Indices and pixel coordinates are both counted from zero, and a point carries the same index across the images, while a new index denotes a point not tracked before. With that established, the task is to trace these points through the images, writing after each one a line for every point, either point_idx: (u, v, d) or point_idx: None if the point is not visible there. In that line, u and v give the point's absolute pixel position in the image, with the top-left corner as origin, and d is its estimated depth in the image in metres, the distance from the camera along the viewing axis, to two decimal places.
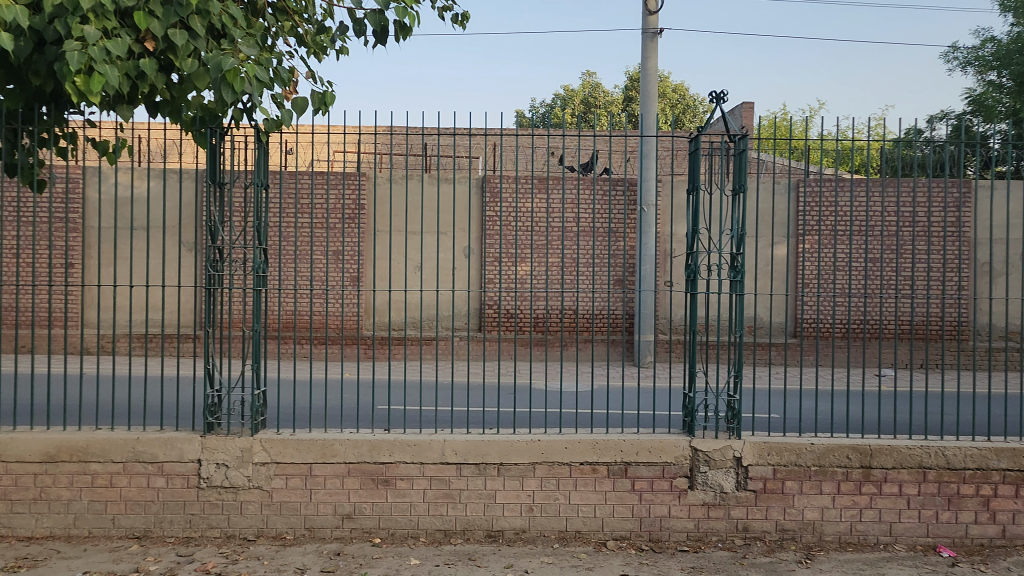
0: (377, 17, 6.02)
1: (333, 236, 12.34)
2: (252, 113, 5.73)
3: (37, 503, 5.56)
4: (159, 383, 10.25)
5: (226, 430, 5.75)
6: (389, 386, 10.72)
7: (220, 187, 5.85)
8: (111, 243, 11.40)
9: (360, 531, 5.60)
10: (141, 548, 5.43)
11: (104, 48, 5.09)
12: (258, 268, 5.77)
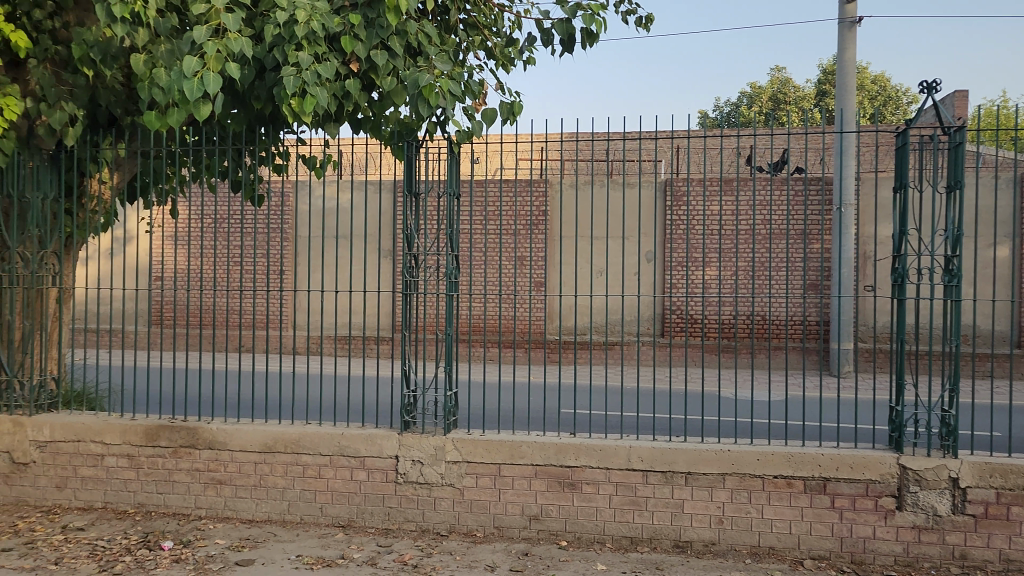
0: (565, 26, 6.13)
1: (519, 241, 12.64)
2: (445, 125, 6.00)
3: (256, 489, 6.11)
4: (361, 382, 10.95)
5: (421, 429, 6.03)
6: (575, 390, 10.82)
7: (416, 196, 6.02)
8: (319, 252, 12.34)
9: (548, 533, 5.67)
10: (345, 536, 5.81)
11: (316, 71, 5.54)
12: (451, 273, 6.03)
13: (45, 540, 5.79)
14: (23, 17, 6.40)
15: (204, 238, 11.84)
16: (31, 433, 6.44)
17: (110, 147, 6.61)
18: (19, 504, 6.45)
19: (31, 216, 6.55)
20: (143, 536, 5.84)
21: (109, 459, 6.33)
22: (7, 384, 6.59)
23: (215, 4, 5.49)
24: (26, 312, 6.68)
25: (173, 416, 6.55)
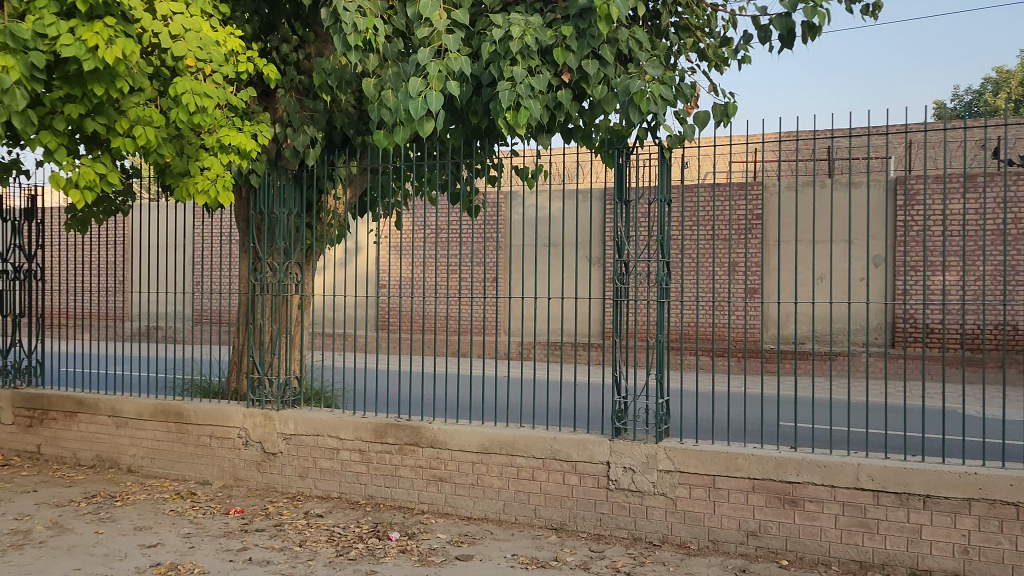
0: (784, 21, 5.88)
1: (734, 248, 12.28)
2: (656, 131, 5.94)
3: (474, 488, 6.36)
4: (574, 389, 11.11)
5: (633, 436, 6.00)
6: (795, 403, 10.33)
7: (626, 203, 5.94)
8: (533, 259, 12.68)
9: (766, 550, 5.41)
10: (558, 538, 5.90)
11: (530, 85, 5.70)
12: (662, 279, 5.94)
13: (290, 524, 6.38)
14: (273, 52, 7.17)
15: (425, 247, 12.55)
16: (278, 426, 7.12)
17: (343, 165, 7.19)
18: (268, 490, 7.14)
19: (279, 230, 7.27)
20: (373, 526, 6.28)
21: (344, 453, 6.87)
22: (259, 381, 7.36)
23: (437, 27, 5.81)
24: (274, 316, 7.42)
25: (400, 415, 6.99)
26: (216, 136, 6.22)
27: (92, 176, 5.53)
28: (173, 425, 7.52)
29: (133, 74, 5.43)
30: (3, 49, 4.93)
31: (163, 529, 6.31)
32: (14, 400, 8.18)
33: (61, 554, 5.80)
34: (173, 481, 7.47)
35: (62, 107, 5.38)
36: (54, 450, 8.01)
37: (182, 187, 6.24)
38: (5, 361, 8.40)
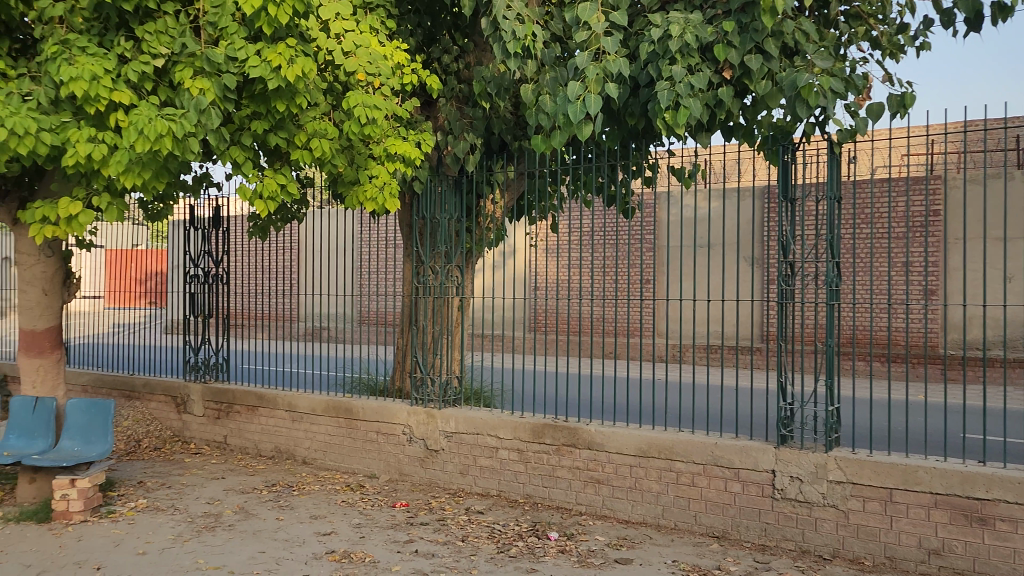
0: (970, 3, 5.47)
1: (911, 247, 11.52)
2: (824, 125, 5.68)
3: (632, 492, 6.32)
4: (735, 394, 10.82)
5: (800, 444, 5.76)
6: (980, 414, 9.57)
7: (792, 202, 5.70)
8: (689, 261, 12.47)
9: (951, 571, 5.03)
10: (721, 547, 5.75)
11: (689, 83, 5.58)
12: (832, 281, 5.62)
13: (452, 519, 6.59)
14: (436, 62, 7.45)
15: (579, 249, 12.62)
16: (441, 424, 7.36)
17: (501, 169, 7.33)
18: (431, 485, 7.39)
19: (440, 234, 7.51)
20: (532, 525, 6.37)
21: (503, 452, 7.01)
22: (422, 380, 7.65)
23: (595, 30, 5.83)
24: (436, 317, 7.68)
25: (557, 416, 7.05)
26: (384, 145, 6.53)
27: (275, 188, 5.95)
28: (343, 421, 7.94)
29: (311, 90, 5.80)
30: (200, 73, 5.42)
31: (337, 518, 6.69)
32: (204, 394, 8.90)
33: (248, 537, 6.28)
34: (343, 473, 7.88)
35: (249, 124, 5.84)
36: (238, 441, 8.66)
37: (352, 195, 6.59)
38: (196, 357, 9.17)
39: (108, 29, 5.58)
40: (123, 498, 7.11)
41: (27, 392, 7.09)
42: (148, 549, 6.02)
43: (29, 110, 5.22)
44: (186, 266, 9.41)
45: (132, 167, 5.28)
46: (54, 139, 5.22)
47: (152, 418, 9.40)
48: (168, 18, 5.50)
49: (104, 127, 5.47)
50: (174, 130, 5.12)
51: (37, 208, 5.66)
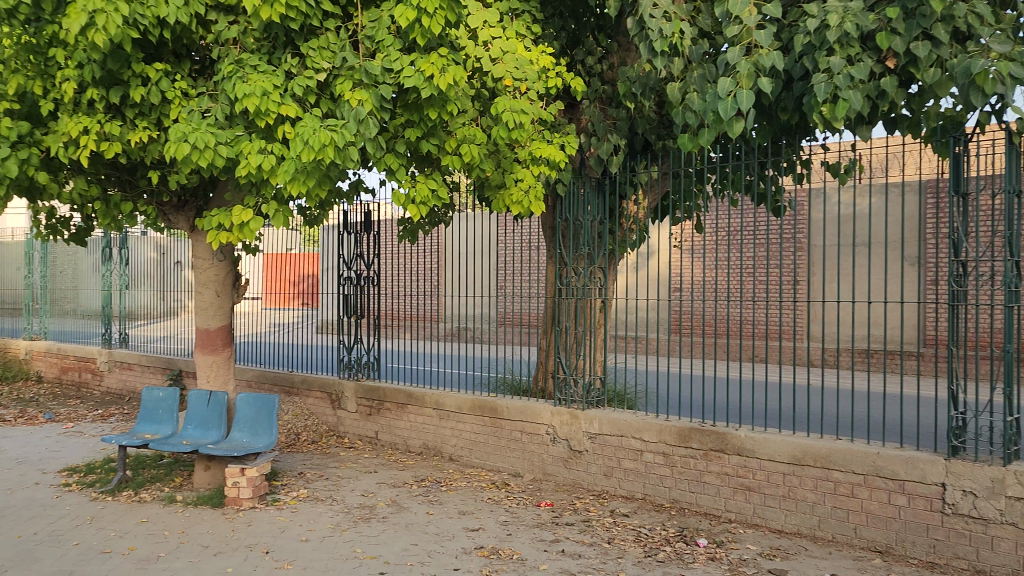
0: None
1: None
2: (1001, 113, 5.28)
3: (786, 500, 6.09)
4: (893, 401, 10.26)
5: (973, 456, 5.38)
6: None
7: (965, 197, 5.32)
8: (840, 260, 11.93)
9: None
10: (884, 562, 5.45)
11: (849, 74, 5.33)
12: (1010, 281, 5.20)
13: (598, 521, 6.59)
14: (579, 64, 7.48)
15: (722, 250, 12.35)
16: (584, 425, 7.37)
17: (645, 170, 7.25)
18: (575, 486, 7.41)
19: (584, 236, 7.51)
20: (679, 530, 6.26)
21: (648, 455, 6.93)
22: (565, 381, 7.69)
23: (746, 23, 5.66)
24: (579, 318, 7.69)
25: (704, 420, 6.90)
26: (529, 149, 6.60)
27: (426, 193, 6.12)
28: (488, 420, 8.10)
29: (461, 97, 5.96)
30: (359, 85, 5.70)
31: (484, 515, 6.84)
32: (357, 391, 9.31)
33: (401, 529, 6.52)
34: (488, 471, 8.04)
35: (403, 132, 6.06)
36: (389, 437, 9.01)
37: (499, 198, 6.70)
38: (349, 356, 9.63)
39: (276, 48, 5.99)
40: (286, 488, 7.56)
41: (203, 386, 7.67)
42: (310, 537, 6.37)
43: (208, 125, 5.68)
44: (340, 268, 9.88)
45: (297, 175, 5.61)
46: (229, 152, 5.65)
47: (309, 413, 9.92)
48: (330, 35, 5.86)
49: (272, 138, 5.85)
50: (335, 140, 5.40)
51: (214, 215, 6.12)
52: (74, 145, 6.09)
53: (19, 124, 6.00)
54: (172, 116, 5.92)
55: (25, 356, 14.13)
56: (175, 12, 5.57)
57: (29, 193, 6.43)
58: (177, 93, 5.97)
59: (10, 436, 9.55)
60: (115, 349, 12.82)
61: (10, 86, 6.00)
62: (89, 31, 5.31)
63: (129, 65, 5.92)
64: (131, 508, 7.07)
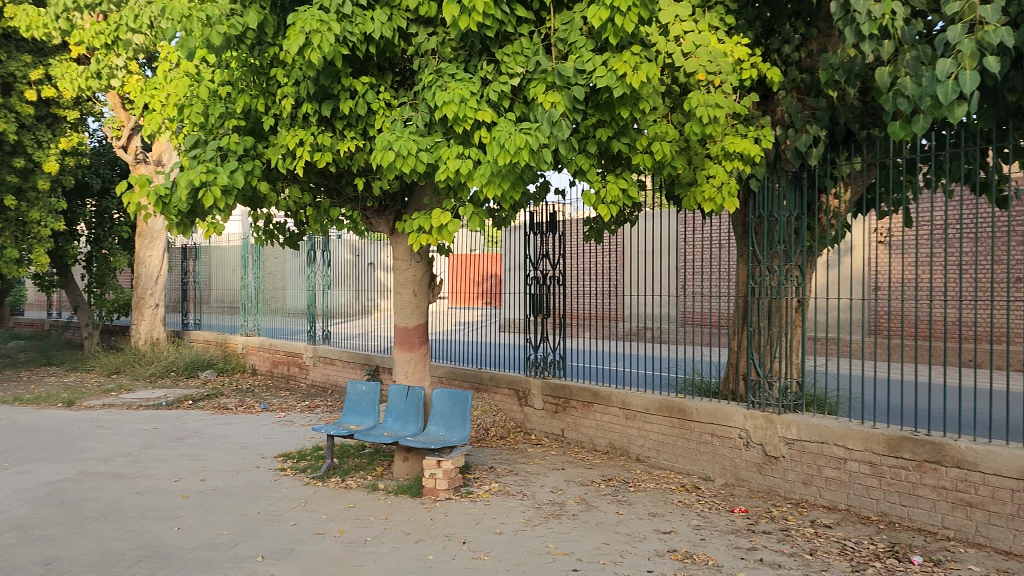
0: None
1: None
2: None
3: (1015, 520, 5.53)
4: None
5: None
6: None
7: None
8: None
9: None
10: None
11: None
12: None
13: (798, 530, 6.30)
14: (775, 54, 7.21)
15: (931, 247, 11.48)
16: (781, 429, 7.06)
17: (848, 162, 6.82)
18: (771, 493, 7.12)
19: (779, 232, 7.18)
20: (890, 546, 5.86)
21: (853, 464, 6.53)
22: (759, 383, 7.40)
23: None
24: (774, 318, 7.40)
25: (916, 429, 6.40)
26: (722, 144, 6.42)
27: (617, 192, 6.06)
28: (677, 421, 7.95)
29: (654, 95, 5.89)
30: (552, 87, 5.76)
31: (675, 517, 6.73)
32: (544, 389, 9.45)
33: (591, 528, 6.54)
34: (677, 473, 7.90)
35: (595, 132, 6.05)
36: (576, 435, 9.07)
37: (690, 196, 6.54)
38: (536, 355, 9.80)
39: (472, 56, 6.21)
40: (478, 481, 7.82)
41: (401, 381, 8.08)
42: (504, 530, 6.54)
43: (410, 133, 5.98)
44: (527, 267, 10.06)
45: (493, 179, 5.75)
46: (430, 158, 5.89)
47: (497, 409, 10.20)
48: (523, 40, 6.01)
49: (470, 144, 6.06)
50: (530, 143, 5.48)
51: (415, 220, 6.42)
52: (290, 156, 6.59)
53: (245, 139, 6.58)
54: (377, 126, 6.28)
55: (242, 351, 15.52)
56: (379, 27, 5.94)
57: (253, 202, 7.02)
58: (381, 104, 6.33)
59: (232, 423, 10.51)
60: (319, 345, 13.83)
61: (238, 105, 6.61)
62: (305, 50, 5.74)
63: (339, 80, 6.35)
64: (338, 493, 7.57)
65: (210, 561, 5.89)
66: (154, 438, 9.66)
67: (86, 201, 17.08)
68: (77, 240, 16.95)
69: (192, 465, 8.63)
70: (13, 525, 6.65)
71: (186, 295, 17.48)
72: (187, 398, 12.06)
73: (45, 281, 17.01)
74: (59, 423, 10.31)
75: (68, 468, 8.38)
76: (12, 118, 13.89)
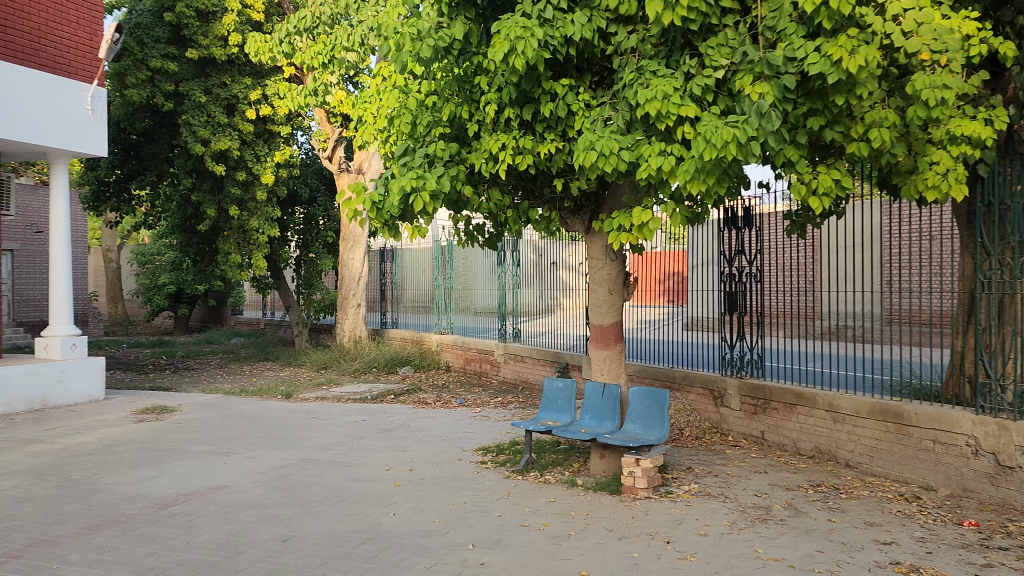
0: None
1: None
2: None
3: None
4: None
5: None
6: None
7: None
8: None
9: None
10: None
11: None
12: None
13: None
14: (1007, 26, 6.66)
15: None
16: (1017, 438, 6.44)
17: None
18: (1006, 507, 6.51)
19: (1012, 221, 6.57)
20: None
21: None
22: (990, 387, 6.82)
23: None
24: (1005, 317, 6.82)
25: None
26: (947, 128, 5.94)
27: (829, 183, 5.76)
28: (893, 426, 7.47)
29: (871, 79, 5.57)
30: (760, 78, 5.59)
31: (895, 528, 6.32)
32: (741, 389, 9.19)
33: (802, 534, 6.29)
34: (893, 481, 7.41)
35: (805, 122, 5.83)
36: (777, 438, 8.75)
37: (910, 184, 6.14)
38: (733, 354, 9.54)
39: (674, 51, 6.17)
40: (678, 481, 7.73)
41: (597, 378, 8.15)
42: (709, 532, 6.42)
43: (612, 133, 6.00)
44: (722, 264, 9.85)
45: (697, 175, 5.66)
46: (631, 156, 5.89)
47: (691, 410, 10.04)
48: (728, 31, 5.87)
49: (672, 140, 6.00)
50: (738, 136, 5.34)
51: (615, 218, 6.44)
52: (491, 159, 6.80)
53: (450, 145, 6.88)
54: (577, 127, 6.36)
55: (436, 348, 16.24)
56: (580, 29, 6.01)
57: (457, 206, 7.30)
58: (581, 105, 6.41)
59: (433, 417, 11.04)
60: (509, 343, 14.21)
61: (445, 113, 6.92)
62: (510, 56, 5.91)
63: (540, 84, 6.50)
64: (538, 488, 7.74)
65: (426, 547, 6.21)
66: (364, 429, 10.33)
67: (296, 209, 18.58)
68: (288, 245, 18.47)
69: (400, 455, 9.14)
70: (252, 505, 7.34)
71: (385, 295, 18.54)
72: (388, 392, 12.81)
73: (262, 282, 18.60)
74: (280, 413, 11.29)
75: (292, 454, 9.14)
76: (236, 136, 15.42)
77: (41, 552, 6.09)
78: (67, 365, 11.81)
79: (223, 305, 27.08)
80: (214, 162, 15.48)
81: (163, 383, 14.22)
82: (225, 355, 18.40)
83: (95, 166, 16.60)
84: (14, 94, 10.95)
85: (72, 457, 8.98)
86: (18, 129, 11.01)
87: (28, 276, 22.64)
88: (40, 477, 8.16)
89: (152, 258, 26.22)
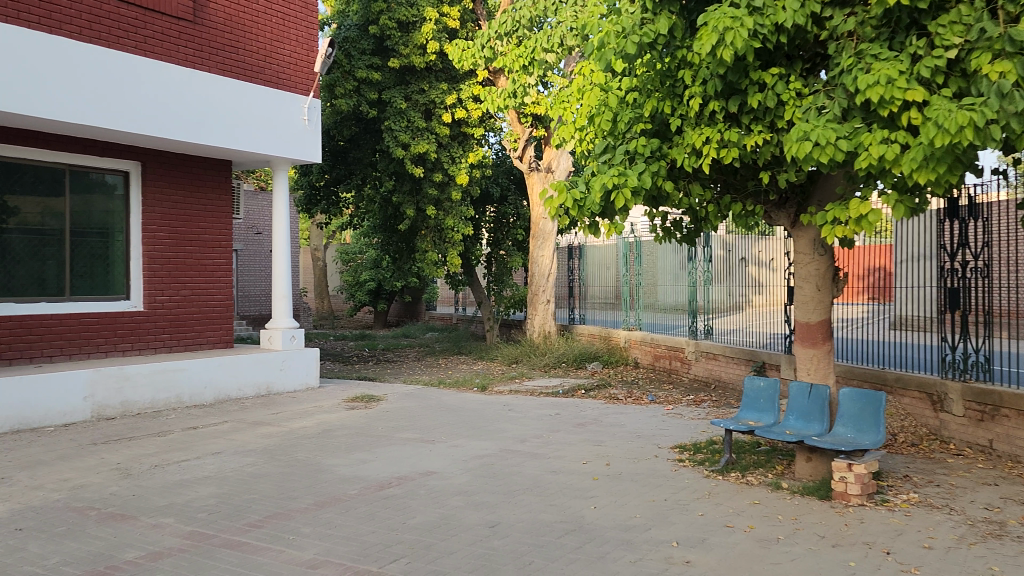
0: None
1: None
2: None
3: None
4: None
5: None
6: None
7: None
8: None
9: None
10: None
11: None
12: None
13: None
14: None
15: None
16: None
17: None
18: None
19: None
20: None
21: None
22: None
23: None
24: None
25: None
26: None
27: None
28: None
29: None
30: (1000, 56, 5.18)
31: None
32: (966, 394, 8.52)
33: None
34: None
35: None
36: (1008, 448, 8.02)
37: None
38: (953, 355, 8.86)
39: (897, 32, 5.80)
40: (894, 490, 7.27)
41: (803, 378, 7.82)
42: (933, 545, 5.99)
43: (827, 122, 5.72)
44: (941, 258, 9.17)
45: (925, 163, 5.28)
46: (850, 145, 5.60)
47: (905, 413, 9.41)
48: (962, 7, 5.45)
49: (895, 126, 5.65)
50: (976, 120, 4.96)
51: (829, 211, 6.15)
52: (695, 153, 6.69)
53: (652, 140, 6.84)
54: (788, 117, 6.15)
55: (624, 345, 16.21)
56: (792, 15, 5.77)
57: (658, 202, 7.23)
58: (792, 95, 6.19)
59: (626, 413, 11.08)
60: (701, 341, 13.91)
61: (647, 109, 6.90)
62: (718, 48, 5.82)
63: (747, 74, 6.35)
64: (741, 489, 7.55)
65: (630, 541, 6.25)
66: (559, 423, 10.54)
67: (488, 207, 19.25)
68: (480, 243, 19.18)
69: (596, 449, 9.24)
70: (459, 491, 7.70)
71: (572, 291, 18.74)
72: (580, 387, 12.99)
73: (455, 279, 19.39)
74: (477, 405, 11.75)
75: (492, 444, 9.49)
76: (433, 139, 16.20)
77: (278, 524, 6.72)
78: (287, 355, 12.93)
79: (417, 301, 28.49)
80: (413, 165, 16.35)
81: (369, 374, 15.22)
82: (422, 349, 19.39)
83: (309, 172, 18.06)
84: (245, 108, 12.14)
85: (296, 439, 9.83)
86: (248, 140, 12.17)
87: (249, 274, 25.00)
88: (271, 456, 9.01)
89: (354, 256, 28.15)
